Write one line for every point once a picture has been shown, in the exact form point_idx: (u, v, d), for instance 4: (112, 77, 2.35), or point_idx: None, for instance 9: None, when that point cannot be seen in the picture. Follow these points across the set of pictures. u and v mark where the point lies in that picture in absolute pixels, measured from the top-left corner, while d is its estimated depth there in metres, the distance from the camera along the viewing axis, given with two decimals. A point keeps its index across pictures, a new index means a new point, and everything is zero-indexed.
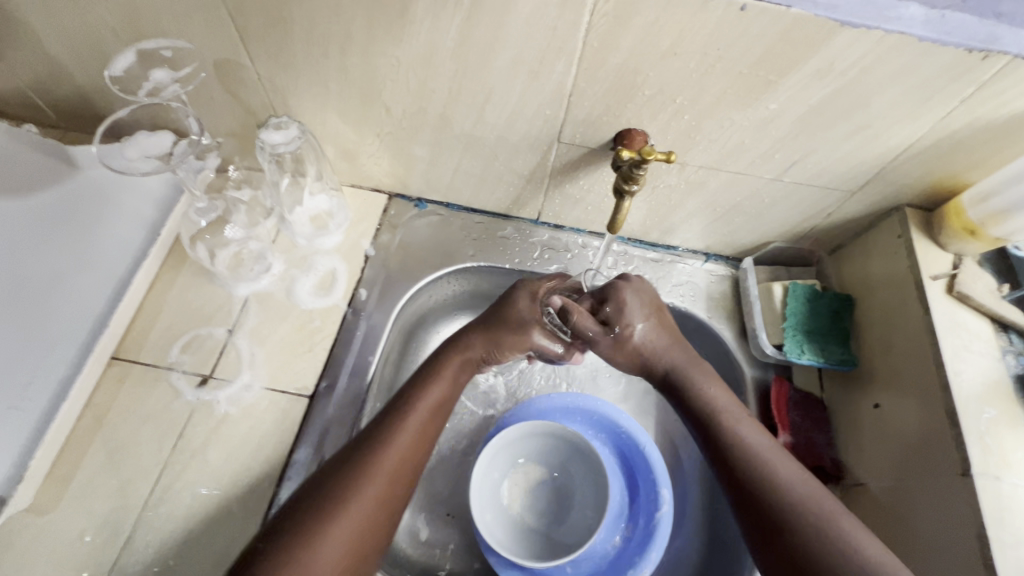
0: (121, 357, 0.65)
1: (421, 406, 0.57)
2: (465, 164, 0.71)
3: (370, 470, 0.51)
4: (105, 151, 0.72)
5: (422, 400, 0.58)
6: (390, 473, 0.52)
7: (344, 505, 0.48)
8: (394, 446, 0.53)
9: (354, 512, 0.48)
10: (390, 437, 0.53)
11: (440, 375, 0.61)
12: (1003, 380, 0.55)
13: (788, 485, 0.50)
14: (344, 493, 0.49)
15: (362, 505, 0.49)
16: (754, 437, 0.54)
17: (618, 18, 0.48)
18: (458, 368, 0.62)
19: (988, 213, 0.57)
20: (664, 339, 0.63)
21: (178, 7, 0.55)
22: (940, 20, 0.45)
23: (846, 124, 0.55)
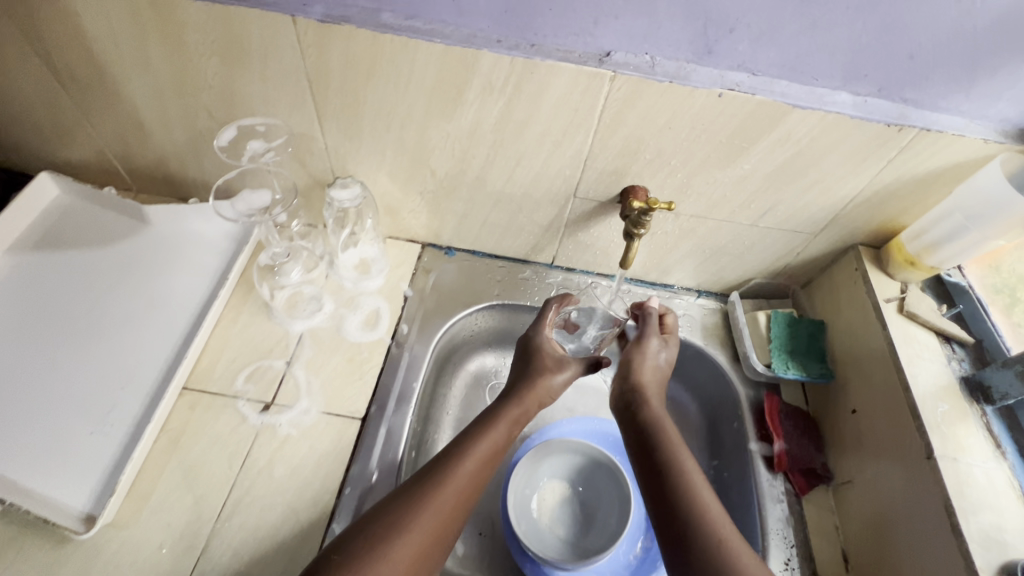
0: (191, 387, 0.72)
1: (477, 453, 0.63)
2: (493, 216, 0.83)
3: (431, 503, 0.58)
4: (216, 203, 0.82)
5: (484, 438, 0.65)
6: (445, 507, 0.58)
7: (408, 529, 0.55)
8: (449, 488, 0.59)
9: (414, 536, 0.55)
10: (451, 473, 0.60)
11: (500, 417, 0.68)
12: (951, 382, 0.67)
13: (717, 520, 0.55)
14: (415, 510, 0.57)
15: (419, 531, 0.55)
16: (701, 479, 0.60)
17: (626, 102, 0.63)
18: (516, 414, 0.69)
19: (922, 246, 0.72)
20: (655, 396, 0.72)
21: (271, 92, 0.68)
22: (864, 103, 0.61)
23: (804, 181, 0.70)
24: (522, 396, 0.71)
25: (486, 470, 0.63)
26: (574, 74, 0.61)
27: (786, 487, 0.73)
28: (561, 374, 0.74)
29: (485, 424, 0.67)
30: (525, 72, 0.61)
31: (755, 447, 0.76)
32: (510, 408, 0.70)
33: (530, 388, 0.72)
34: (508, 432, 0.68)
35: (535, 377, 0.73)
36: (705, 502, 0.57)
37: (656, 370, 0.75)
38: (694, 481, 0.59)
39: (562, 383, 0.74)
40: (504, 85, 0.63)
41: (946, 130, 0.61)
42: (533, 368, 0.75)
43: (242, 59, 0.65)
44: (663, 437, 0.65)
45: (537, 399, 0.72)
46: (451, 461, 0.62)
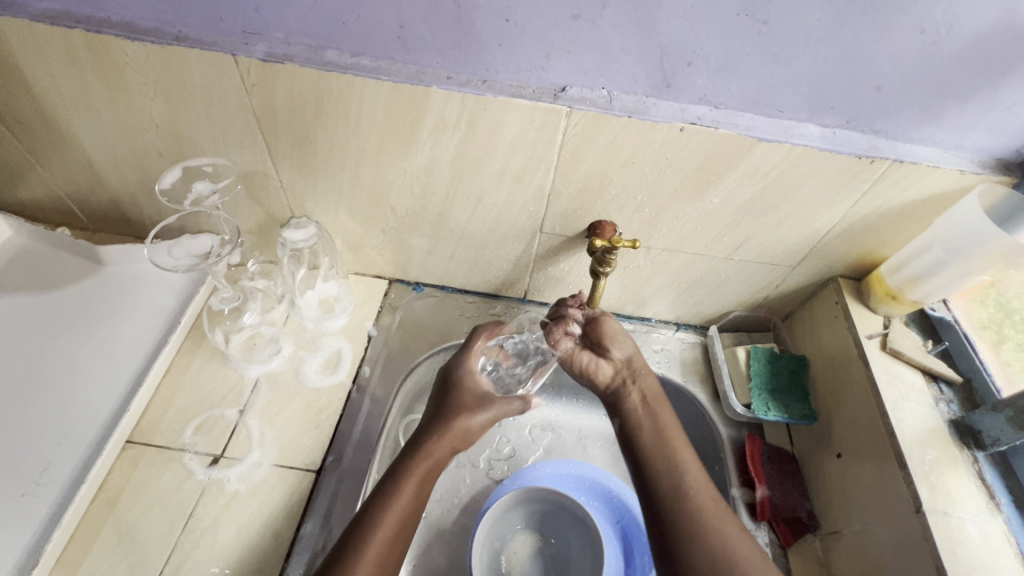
0: (135, 440, 0.68)
1: (382, 531, 0.56)
2: (459, 252, 0.80)
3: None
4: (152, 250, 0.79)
5: (389, 507, 0.58)
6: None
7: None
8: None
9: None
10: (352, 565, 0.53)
11: (412, 472, 0.61)
12: (939, 425, 0.63)
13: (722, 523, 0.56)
14: None
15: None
16: (702, 480, 0.60)
17: (585, 138, 0.60)
18: (427, 470, 0.62)
19: (903, 280, 0.69)
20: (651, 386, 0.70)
21: (220, 132, 0.66)
22: (833, 135, 0.58)
23: (777, 214, 0.67)
24: (429, 447, 0.64)
25: (392, 545, 0.56)
26: (529, 110, 0.58)
27: (770, 538, 0.69)
28: (482, 414, 0.68)
29: (389, 489, 0.59)
30: (478, 109, 0.59)
31: (737, 493, 0.72)
32: (421, 463, 0.63)
33: (439, 435, 0.65)
34: (422, 486, 0.61)
35: (447, 423, 0.66)
36: (703, 506, 0.58)
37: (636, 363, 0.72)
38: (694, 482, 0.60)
39: (478, 424, 0.67)
40: (457, 122, 0.61)
41: (919, 161, 0.59)
42: (447, 413, 0.67)
43: (187, 99, 0.62)
44: (667, 440, 0.64)
45: (448, 444, 0.65)
46: (352, 546, 0.54)
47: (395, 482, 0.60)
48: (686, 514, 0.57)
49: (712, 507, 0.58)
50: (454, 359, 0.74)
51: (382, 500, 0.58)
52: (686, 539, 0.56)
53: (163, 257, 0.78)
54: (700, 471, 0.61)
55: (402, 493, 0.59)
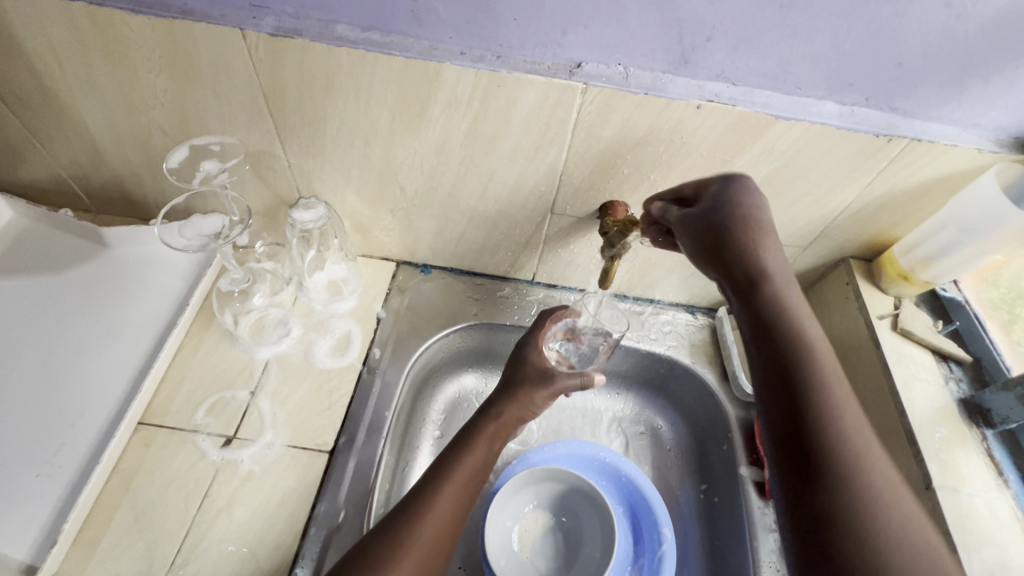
0: (148, 422, 0.68)
1: (457, 481, 0.60)
2: (469, 233, 0.80)
3: (414, 538, 0.55)
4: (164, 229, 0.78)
5: (461, 466, 0.62)
6: (432, 541, 0.56)
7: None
8: (428, 524, 0.56)
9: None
10: (428, 510, 0.57)
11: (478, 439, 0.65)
12: (950, 404, 0.63)
13: (862, 446, 0.46)
14: (404, 537, 0.55)
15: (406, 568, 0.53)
16: (852, 419, 0.47)
17: (599, 115, 0.59)
18: (491, 437, 0.66)
19: (916, 260, 0.69)
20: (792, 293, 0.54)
21: (227, 109, 0.65)
22: (851, 113, 0.57)
23: (790, 193, 0.66)
24: (501, 412, 0.68)
25: (465, 497, 0.60)
26: (543, 87, 0.57)
27: None
28: (548, 387, 0.70)
29: (463, 449, 0.64)
30: (491, 86, 0.58)
31: (745, 472, 0.73)
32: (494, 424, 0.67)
33: (508, 405, 0.69)
34: (493, 448, 0.66)
35: (518, 393, 0.69)
36: (866, 447, 0.46)
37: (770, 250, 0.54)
38: (849, 417, 0.47)
39: (546, 396, 0.70)
40: (470, 99, 0.60)
41: (937, 140, 0.58)
42: (515, 383, 0.70)
43: (194, 75, 0.61)
44: (809, 361, 0.49)
45: (518, 415, 0.69)
46: (430, 493, 0.59)
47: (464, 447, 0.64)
48: (847, 453, 0.45)
49: (867, 450, 0.46)
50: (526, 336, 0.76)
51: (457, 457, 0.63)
52: (844, 481, 0.44)
53: (177, 237, 0.77)
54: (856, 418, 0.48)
55: (469, 457, 0.63)
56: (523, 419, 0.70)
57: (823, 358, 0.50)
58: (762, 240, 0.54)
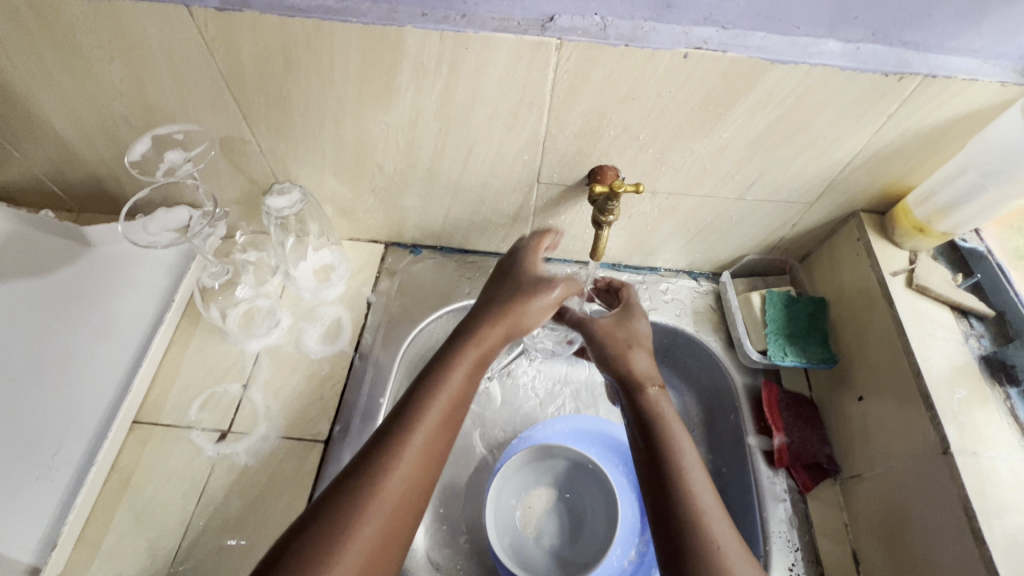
0: (143, 420, 0.68)
1: (429, 423, 0.49)
2: (455, 210, 0.76)
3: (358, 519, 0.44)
4: (127, 227, 0.76)
5: (442, 387, 0.52)
6: (407, 483, 0.47)
7: (351, 532, 0.43)
8: (389, 482, 0.46)
9: (360, 540, 0.43)
10: (404, 440, 0.48)
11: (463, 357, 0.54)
12: (969, 362, 0.59)
13: (720, 535, 0.47)
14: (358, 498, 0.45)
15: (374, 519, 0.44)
16: (704, 489, 0.50)
17: (579, 74, 0.55)
18: (469, 372, 0.54)
19: (933, 210, 0.64)
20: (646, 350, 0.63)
21: (188, 95, 0.62)
22: (857, 51, 0.52)
23: (793, 144, 0.61)
24: (483, 336, 0.56)
25: (445, 431, 0.51)
26: (514, 45, 0.53)
27: (788, 484, 0.67)
28: (541, 302, 0.59)
29: (442, 370, 0.53)
30: (459, 49, 0.53)
31: (754, 441, 0.70)
32: (481, 345, 0.56)
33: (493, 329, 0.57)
34: (473, 370, 0.55)
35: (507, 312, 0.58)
36: (715, 533, 0.47)
37: (645, 367, 0.61)
38: (692, 477, 0.51)
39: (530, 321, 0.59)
40: (438, 65, 0.55)
41: (955, 75, 0.52)
42: (507, 294, 0.60)
43: (148, 60, 0.58)
44: (678, 478, 0.51)
45: (504, 329, 0.57)
46: (400, 427, 0.49)
47: (436, 378, 0.53)
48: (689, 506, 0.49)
49: (714, 518, 0.48)
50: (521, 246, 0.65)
51: (429, 389, 0.52)
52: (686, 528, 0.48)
53: (141, 233, 0.75)
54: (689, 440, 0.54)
55: (451, 381, 0.53)
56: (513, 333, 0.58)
57: (667, 417, 0.56)
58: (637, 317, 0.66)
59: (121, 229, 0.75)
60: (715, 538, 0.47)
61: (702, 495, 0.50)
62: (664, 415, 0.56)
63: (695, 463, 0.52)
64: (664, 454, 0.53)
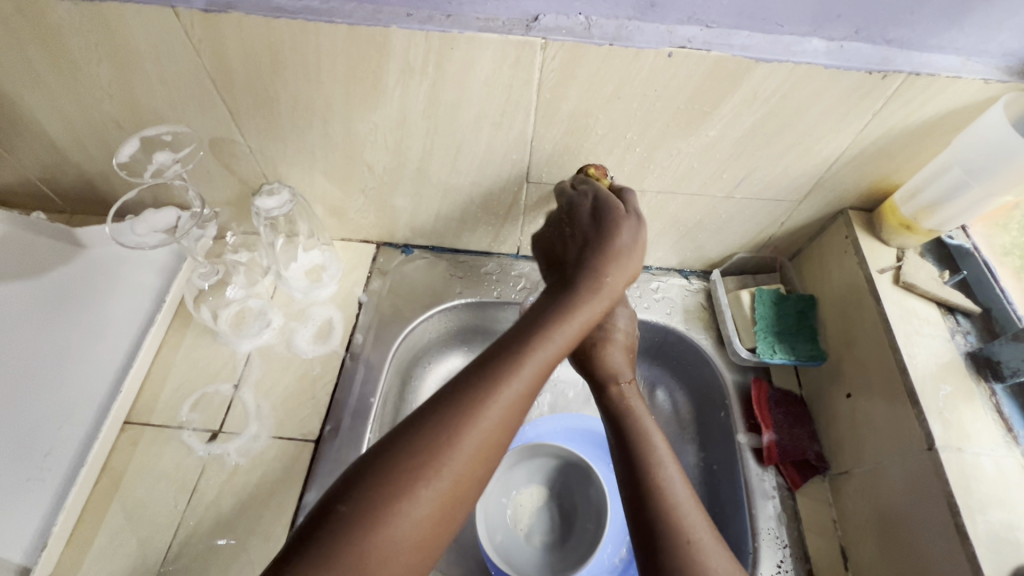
0: (134, 420, 0.68)
1: (528, 373, 0.47)
2: (445, 209, 0.76)
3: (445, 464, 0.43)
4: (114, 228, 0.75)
5: (552, 337, 0.49)
6: (486, 439, 0.44)
7: (438, 474, 0.42)
8: (477, 430, 0.44)
9: (443, 483, 0.42)
10: (501, 387, 0.46)
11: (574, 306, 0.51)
12: (955, 359, 0.60)
13: (694, 524, 0.48)
14: (448, 443, 0.43)
15: (454, 473, 0.43)
16: (677, 482, 0.51)
17: (564, 73, 0.55)
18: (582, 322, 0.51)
19: (919, 208, 0.64)
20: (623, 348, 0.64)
21: (177, 96, 0.62)
22: (840, 50, 0.52)
23: (779, 142, 0.62)
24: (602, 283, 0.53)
25: (541, 381, 0.48)
26: (499, 45, 0.53)
27: (777, 481, 0.68)
28: (631, 255, 0.56)
29: (553, 318, 0.50)
30: (444, 49, 0.54)
31: (743, 438, 0.70)
32: (587, 302, 0.52)
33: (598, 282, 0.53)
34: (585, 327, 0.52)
35: (599, 266, 0.54)
36: (689, 522, 0.48)
37: (617, 362, 0.62)
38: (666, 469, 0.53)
39: (624, 280, 0.55)
40: (425, 65, 0.56)
41: (938, 72, 0.53)
42: (604, 238, 0.56)
43: (136, 62, 0.58)
44: (648, 468, 0.52)
45: (624, 278, 0.55)
46: (499, 372, 0.46)
47: (546, 327, 0.50)
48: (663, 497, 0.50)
49: (687, 507, 0.50)
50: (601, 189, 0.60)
51: (535, 335, 0.49)
52: (659, 519, 0.49)
53: (128, 235, 0.75)
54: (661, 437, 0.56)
55: (561, 334, 0.49)
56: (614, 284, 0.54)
57: (636, 411, 0.59)
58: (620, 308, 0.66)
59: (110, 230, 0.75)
60: (689, 527, 0.48)
61: (677, 487, 0.51)
62: (634, 410, 0.59)
63: (669, 457, 0.54)
64: (636, 449, 0.54)
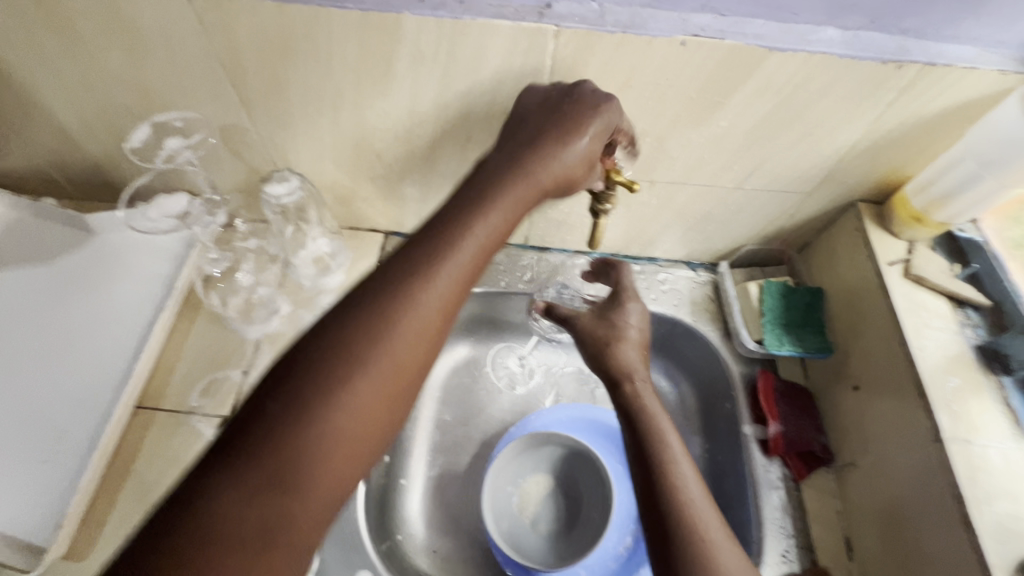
0: (145, 405, 0.69)
1: (457, 265, 0.44)
2: (454, 198, 0.76)
3: (378, 360, 0.40)
4: (127, 214, 0.79)
5: (476, 228, 0.46)
6: (419, 327, 0.41)
7: (370, 372, 0.39)
8: (410, 318, 0.41)
9: (379, 378, 0.39)
10: (431, 276, 0.43)
11: (503, 198, 0.48)
12: (964, 352, 0.60)
13: (707, 522, 0.49)
14: (380, 337, 0.40)
15: (385, 366, 0.40)
16: (692, 481, 0.52)
17: (577, 61, 0.55)
18: (511, 209, 0.48)
19: (930, 200, 0.64)
20: (637, 348, 0.63)
21: (187, 82, 0.62)
22: (855, 40, 0.52)
23: (791, 134, 0.61)
24: (532, 172, 0.50)
25: (472, 271, 0.45)
26: (511, 32, 0.53)
27: (782, 472, 0.68)
28: (574, 147, 0.52)
29: (479, 208, 0.47)
30: (456, 35, 0.53)
31: (748, 430, 0.71)
32: (512, 192, 0.48)
33: (511, 183, 0.49)
34: (516, 213, 0.49)
35: (529, 160, 0.50)
36: (703, 522, 0.49)
37: (630, 359, 0.61)
38: (680, 468, 0.53)
39: (559, 176, 0.51)
40: (436, 51, 0.55)
41: (954, 63, 0.52)
42: (544, 128, 0.52)
43: (147, 47, 0.58)
44: (662, 466, 0.53)
45: (556, 176, 0.51)
46: (428, 262, 0.43)
47: (469, 227, 0.46)
48: (675, 496, 0.51)
49: (700, 506, 0.50)
50: (580, 87, 0.54)
51: (460, 229, 0.46)
52: (672, 518, 0.49)
53: (143, 219, 0.78)
54: (675, 436, 0.56)
55: (487, 226, 0.47)
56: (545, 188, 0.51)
57: (651, 410, 0.58)
58: (630, 306, 0.65)
59: (123, 216, 0.79)
60: (703, 525, 0.49)
61: (691, 487, 0.52)
62: (647, 407, 0.58)
63: (682, 456, 0.54)
64: (649, 447, 0.55)
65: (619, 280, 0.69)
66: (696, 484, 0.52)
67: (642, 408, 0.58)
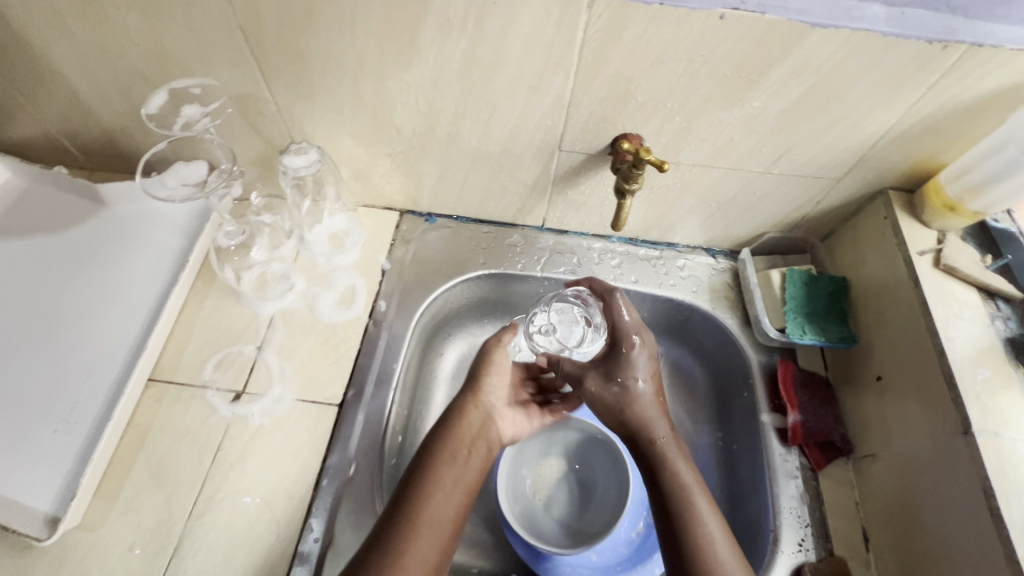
0: (158, 378, 0.68)
1: (441, 485, 0.58)
2: (472, 177, 0.75)
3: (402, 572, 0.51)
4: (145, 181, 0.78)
5: (444, 447, 0.61)
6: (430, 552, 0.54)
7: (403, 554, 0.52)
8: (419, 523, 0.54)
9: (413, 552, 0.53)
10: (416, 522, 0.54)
11: (463, 409, 0.65)
12: (994, 344, 0.59)
13: None
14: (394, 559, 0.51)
15: None
16: (722, 546, 0.53)
17: (609, 33, 0.53)
18: (474, 439, 0.64)
19: (965, 189, 0.62)
20: (654, 405, 0.63)
21: (205, 49, 0.60)
22: (901, 16, 0.50)
23: (826, 116, 0.59)
24: (477, 392, 0.67)
25: (455, 481, 0.59)
26: (543, 1, 0.51)
27: (801, 462, 0.67)
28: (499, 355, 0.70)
29: (444, 424, 0.64)
30: (486, 4, 0.52)
31: (767, 419, 0.70)
32: (468, 414, 0.65)
33: (480, 377, 0.68)
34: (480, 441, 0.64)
35: (479, 373, 0.69)
36: None
37: (647, 414, 0.62)
38: (710, 532, 0.54)
39: (503, 378, 0.69)
40: (464, 21, 0.54)
41: (1002, 44, 0.50)
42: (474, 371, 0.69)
43: (165, 10, 0.56)
44: (689, 529, 0.54)
45: (502, 369, 0.69)
46: (411, 505, 0.56)
47: (443, 431, 0.63)
48: (705, 562, 0.52)
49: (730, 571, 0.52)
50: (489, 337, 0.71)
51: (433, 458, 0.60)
52: None
53: (160, 186, 0.76)
54: (703, 497, 0.57)
55: (452, 440, 0.62)
56: (490, 402, 0.67)
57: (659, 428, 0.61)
58: (634, 358, 0.64)
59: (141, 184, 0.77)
60: None
61: (721, 552, 0.53)
62: (673, 469, 0.58)
63: (711, 518, 0.55)
64: (677, 513, 0.56)
65: (616, 322, 0.66)
66: (728, 547, 0.54)
67: (669, 471, 0.58)
